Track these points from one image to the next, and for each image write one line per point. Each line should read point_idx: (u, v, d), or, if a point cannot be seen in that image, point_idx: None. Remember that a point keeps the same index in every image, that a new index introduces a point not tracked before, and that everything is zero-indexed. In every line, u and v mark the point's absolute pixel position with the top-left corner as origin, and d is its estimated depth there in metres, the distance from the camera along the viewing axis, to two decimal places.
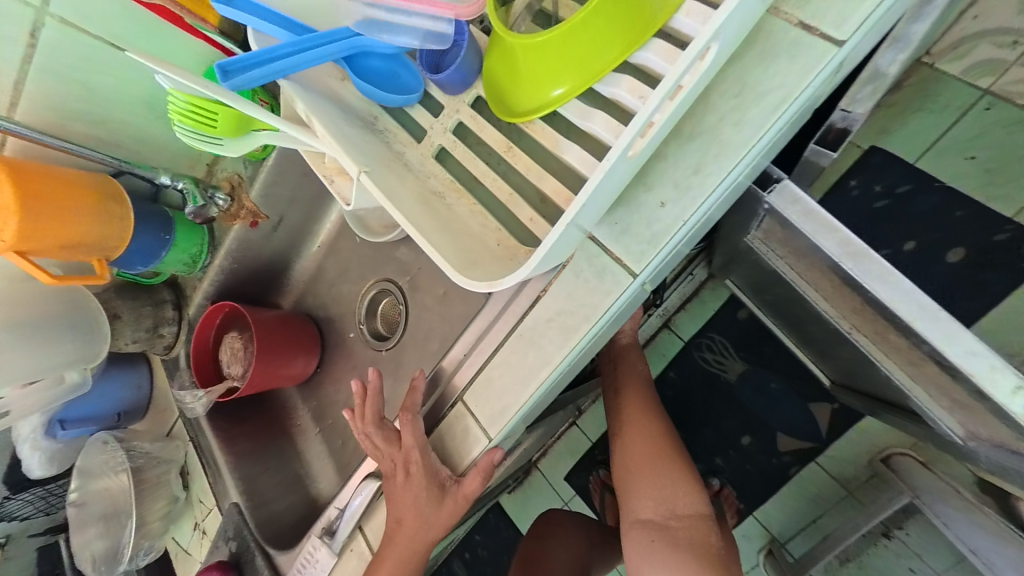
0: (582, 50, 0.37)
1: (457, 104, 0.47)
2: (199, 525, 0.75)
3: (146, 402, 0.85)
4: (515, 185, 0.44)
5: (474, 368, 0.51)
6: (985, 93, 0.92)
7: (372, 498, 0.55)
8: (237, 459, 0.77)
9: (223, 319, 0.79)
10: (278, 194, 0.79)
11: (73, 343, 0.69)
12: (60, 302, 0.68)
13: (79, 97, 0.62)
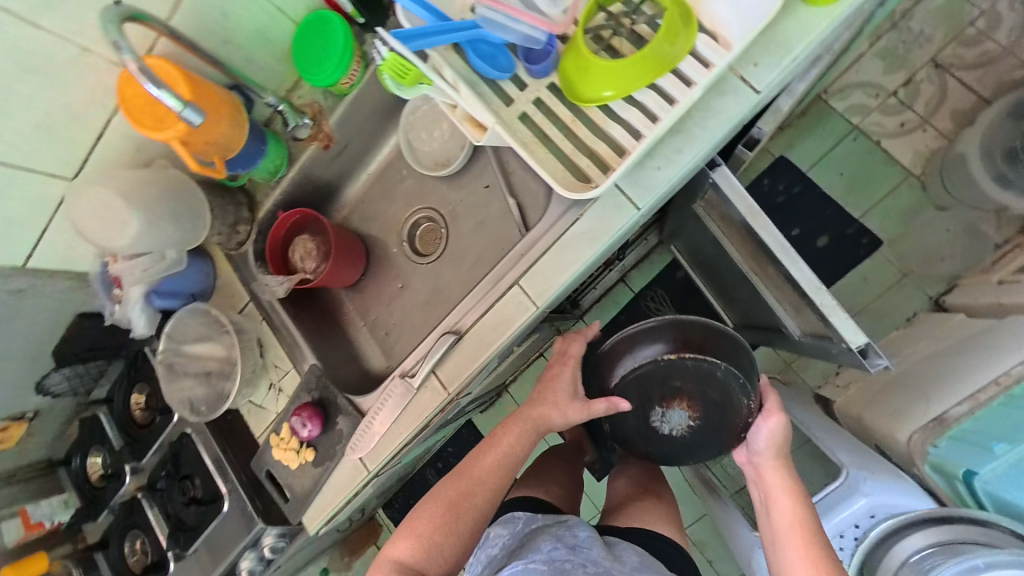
0: (627, 73, 0.64)
1: (538, 84, 0.74)
2: (275, 385, 0.92)
3: (210, 288, 0.99)
4: (573, 144, 0.71)
5: (527, 263, 0.78)
6: (854, 127, 1.34)
7: (445, 351, 0.79)
8: (306, 335, 0.94)
9: (297, 222, 0.98)
10: (349, 126, 0.97)
11: (180, 227, 0.87)
12: (170, 192, 0.85)
13: (218, 20, 0.78)
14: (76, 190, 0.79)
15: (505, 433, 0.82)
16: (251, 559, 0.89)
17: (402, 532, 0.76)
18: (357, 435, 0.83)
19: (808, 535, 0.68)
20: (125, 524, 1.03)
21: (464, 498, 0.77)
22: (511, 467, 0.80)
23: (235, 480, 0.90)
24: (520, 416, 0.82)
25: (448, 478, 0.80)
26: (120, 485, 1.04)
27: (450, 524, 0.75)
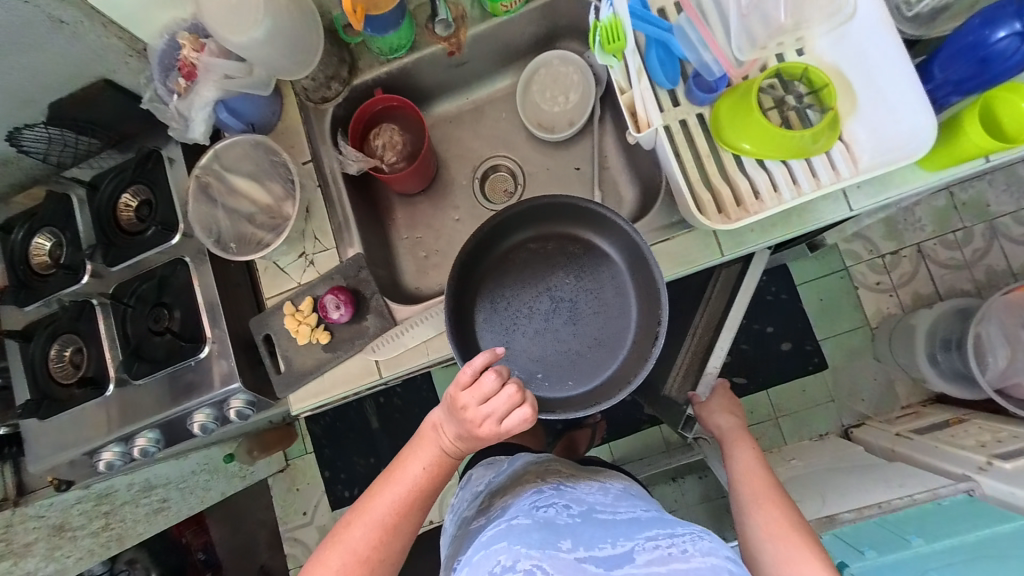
0: (776, 138, 0.65)
1: (690, 107, 0.72)
2: (308, 257, 0.87)
3: (272, 125, 0.88)
4: (705, 173, 0.71)
5: (609, 255, 0.82)
6: (850, 267, 1.53)
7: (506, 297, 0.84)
8: (359, 224, 0.90)
9: (391, 107, 0.90)
10: (484, 45, 0.92)
11: (289, 56, 0.77)
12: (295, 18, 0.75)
13: None
14: None
15: (414, 463, 0.75)
16: (206, 414, 0.88)
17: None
18: (382, 338, 0.83)
19: (777, 510, 0.81)
20: (66, 325, 0.94)
21: (378, 545, 0.71)
22: (421, 499, 0.75)
23: (226, 332, 0.87)
24: (427, 437, 0.76)
25: (353, 513, 0.73)
26: (74, 282, 0.93)
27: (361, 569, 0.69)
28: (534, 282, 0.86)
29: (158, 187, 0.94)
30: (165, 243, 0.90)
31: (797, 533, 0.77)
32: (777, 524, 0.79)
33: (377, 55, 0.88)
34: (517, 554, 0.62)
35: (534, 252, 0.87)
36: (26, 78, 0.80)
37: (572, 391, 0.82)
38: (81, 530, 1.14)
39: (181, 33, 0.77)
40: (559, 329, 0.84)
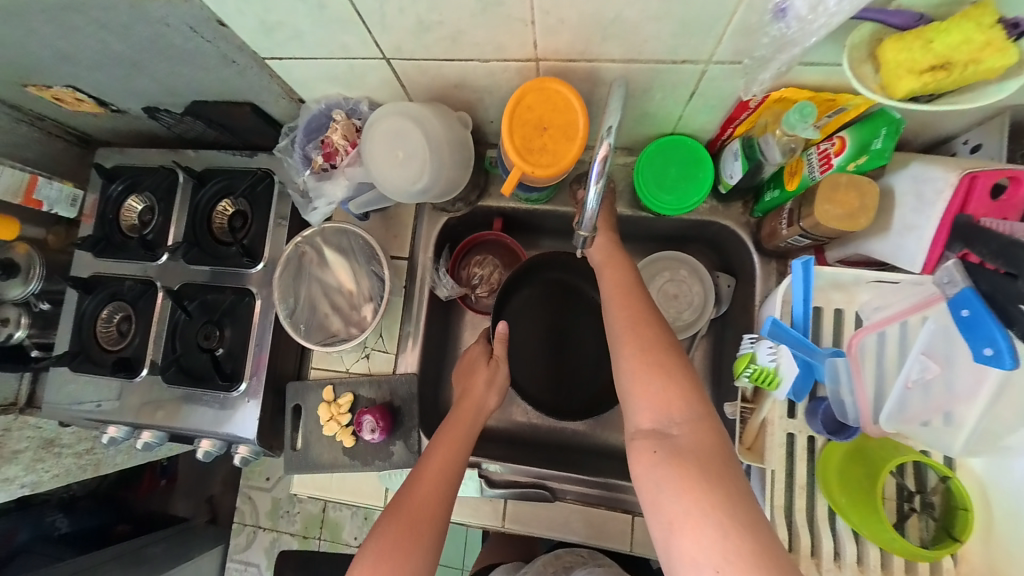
0: (881, 530, 0.59)
1: (803, 426, 0.67)
2: (365, 350, 0.85)
3: (388, 207, 0.85)
4: (787, 503, 0.66)
5: None
6: None
7: (536, 499, 0.78)
8: (424, 343, 0.85)
9: (503, 243, 0.86)
10: (622, 222, 0.84)
11: (433, 193, 0.66)
12: (452, 162, 0.64)
13: (654, 81, 0.61)
14: (388, 120, 0.62)
15: (437, 448, 0.68)
16: (213, 444, 0.89)
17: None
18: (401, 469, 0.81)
19: (643, 336, 0.58)
20: (127, 295, 0.96)
21: (405, 534, 0.59)
22: (452, 482, 0.66)
23: (262, 383, 0.86)
24: (455, 422, 0.72)
25: (384, 517, 0.61)
26: (150, 259, 0.95)
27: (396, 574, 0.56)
28: (541, 315, 0.87)
29: (256, 209, 0.92)
30: (244, 271, 0.89)
31: (666, 369, 0.55)
32: (638, 356, 0.57)
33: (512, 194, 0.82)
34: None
35: (541, 282, 0.87)
36: (179, 80, 0.79)
37: (564, 405, 0.85)
38: (67, 448, 1.17)
39: (336, 112, 0.74)
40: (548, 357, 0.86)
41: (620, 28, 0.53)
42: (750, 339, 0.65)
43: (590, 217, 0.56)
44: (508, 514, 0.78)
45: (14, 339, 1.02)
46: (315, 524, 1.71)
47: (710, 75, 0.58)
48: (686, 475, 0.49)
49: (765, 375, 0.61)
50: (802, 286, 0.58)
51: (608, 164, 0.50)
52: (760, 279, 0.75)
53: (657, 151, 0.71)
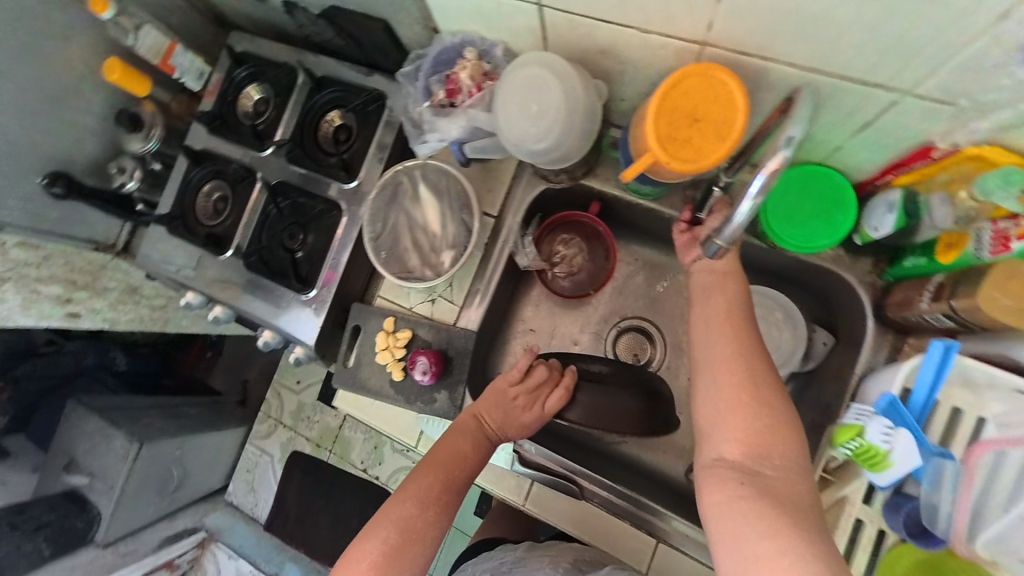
0: None
1: (874, 517, 0.60)
2: (433, 295, 0.84)
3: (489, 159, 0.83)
4: None
5: (680, 546, 0.73)
6: None
7: (564, 492, 0.77)
8: (489, 304, 0.84)
9: (593, 226, 0.83)
10: None
11: (545, 159, 0.63)
12: (576, 131, 0.61)
13: (833, 99, 0.54)
14: (529, 68, 0.59)
15: (450, 446, 0.70)
16: (273, 336, 0.94)
17: (356, 573, 0.60)
18: (440, 418, 0.80)
19: (735, 334, 0.62)
20: (230, 177, 1.01)
21: (419, 524, 0.64)
22: (469, 468, 0.70)
23: (331, 295, 0.89)
24: (464, 425, 0.72)
25: (380, 544, 0.61)
26: (259, 150, 1.00)
27: (412, 560, 0.62)
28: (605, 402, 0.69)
29: (363, 128, 0.95)
30: (339, 182, 0.92)
31: (753, 387, 0.57)
32: (726, 359, 0.60)
33: (620, 181, 0.78)
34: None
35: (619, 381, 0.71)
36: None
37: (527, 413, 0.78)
38: (146, 300, 1.28)
39: (469, 51, 0.74)
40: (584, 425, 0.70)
41: (825, 29, 0.46)
42: (856, 411, 0.59)
43: (733, 228, 0.55)
44: (530, 495, 0.78)
45: (127, 188, 1.11)
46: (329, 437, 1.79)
47: (900, 106, 0.51)
48: (738, 380, 0.58)
49: (871, 454, 0.54)
50: (935, 370, 0.53)
51: (773, 178, 0.47)
52: (867, 346, 0.68)
53: (798, 177, 0.65)
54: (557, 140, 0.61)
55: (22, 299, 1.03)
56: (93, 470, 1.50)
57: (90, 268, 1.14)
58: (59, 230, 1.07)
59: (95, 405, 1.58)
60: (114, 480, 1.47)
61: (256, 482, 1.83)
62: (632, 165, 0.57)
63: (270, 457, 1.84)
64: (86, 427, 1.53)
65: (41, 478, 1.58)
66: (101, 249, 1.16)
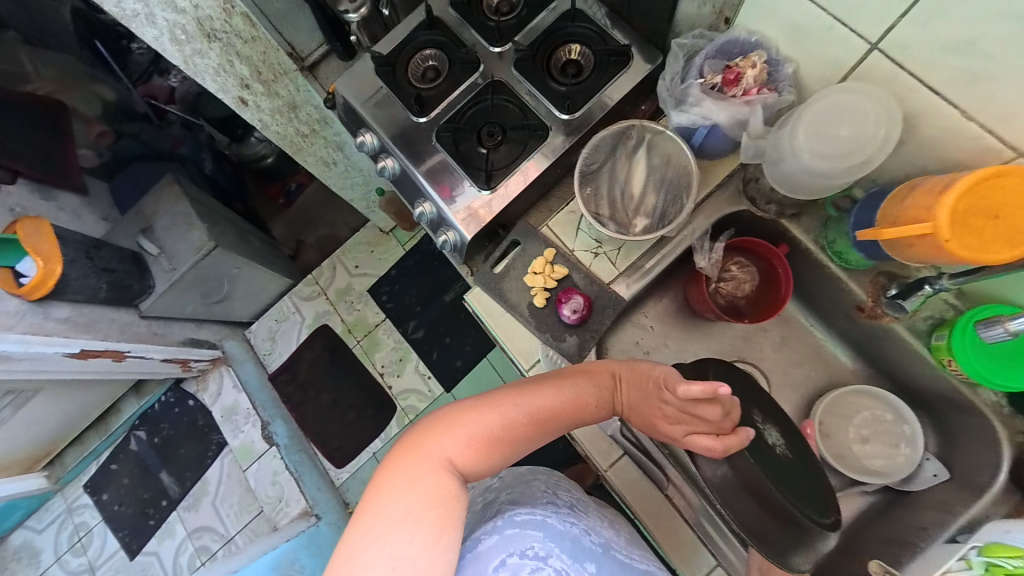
0: None
1: None
2: (598, 249, 0.87)
3: (707, 155, 0.83)
4: None
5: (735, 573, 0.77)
6: None
7: (651, 477, 0.79)
8: (644, 284, 0.86)
9: (771, 263, 0.81)
10: (891, 341, 0.80)
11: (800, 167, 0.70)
12: (853, 161, 0.67)
13: None
14: (862, 93, 0.65)
15: (577, 382, 0.75)
16: (428, 210, 0.97)
17: (462, 435, 0.67)
18: (564, 358, 0.84)
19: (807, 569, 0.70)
20: (455, 54, 1.00)
21: (522, 427, 0.71)
22: (579, 414, 0.75)
23: (503, 203, 0.91)
24: (600, 377, 0.76)
25: (491, 419, 0.69)
26: (490, 45, 1.00)
27: (502, 449, 0.69)
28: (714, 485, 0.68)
29: (595, 73, 0.95)
30: (555, 110, 0.93)
31: None
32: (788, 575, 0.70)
33: (823, 239, 0.80)
34: (552, 550, 0.71)
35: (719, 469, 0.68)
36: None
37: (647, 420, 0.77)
38: (298, 120, 1.31)
39: (762, 51, 0.74)
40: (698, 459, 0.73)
41: None
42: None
43: None
44: (616, 464, 0.81)
45: (347, 17, 1.09)
46: (362, 329, 2.01)
47: None
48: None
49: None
50: None
51: None
52: (991, 497, 0.70)
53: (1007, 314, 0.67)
54: (830, 158, 0.68)
55: (217, 64, 1.06)
56: (165, 246, 1.60)
57: (276, 69, 1.16)
58: (277, 23, 1.08)
59: (188, 192, 1.67)
60: (179, 264, 1.58)
61: (278, 334, 2.04)
62: (906, 227, 0.60)
63: (300, 319, 2.06)
64: (174, 208, 1.63)
65: (112, 230, 1.67)
66: (293, 56, 1.16)
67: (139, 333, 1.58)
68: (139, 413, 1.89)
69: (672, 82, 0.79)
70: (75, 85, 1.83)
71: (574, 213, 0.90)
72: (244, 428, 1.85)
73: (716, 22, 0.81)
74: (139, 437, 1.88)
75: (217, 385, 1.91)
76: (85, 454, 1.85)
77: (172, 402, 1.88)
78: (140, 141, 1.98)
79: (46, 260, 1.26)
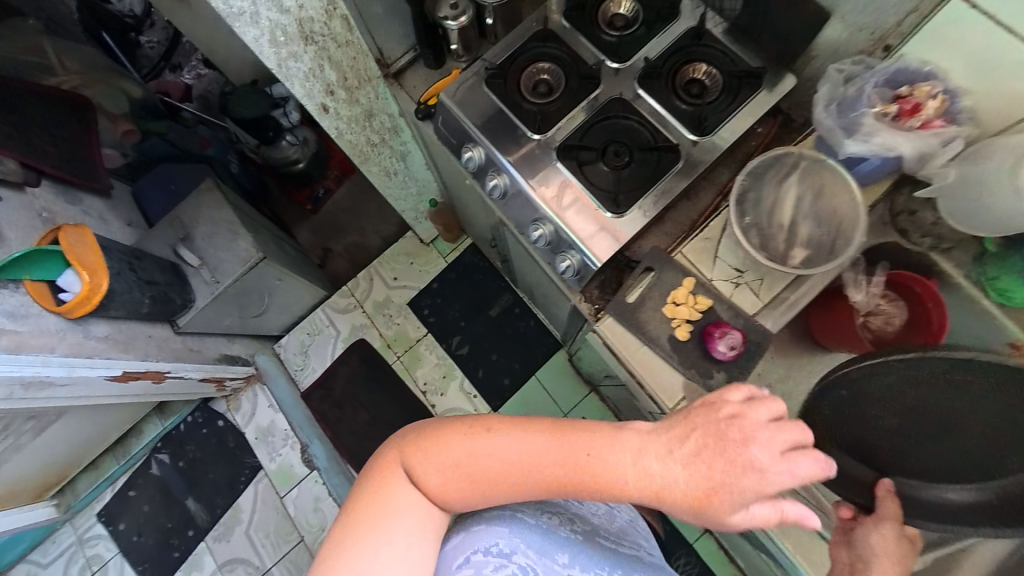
0: None
1: None
2: (740, 278, 0.82)
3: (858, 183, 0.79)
4: None
5: None
6: None
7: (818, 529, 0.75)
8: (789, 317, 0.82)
9: (924, 302, 0.78)
10: None
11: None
12: None
13: None
14: None
15: (604, 443, 0.58)
16: (547, 234, 0.91)
17: (441, 459, 0.59)
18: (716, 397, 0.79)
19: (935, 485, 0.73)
20: (572, 68, 0.95)
21: (524, 477, 0.59)
22: (609, 489, 0.57)
23: (635, 227, 0.86)
24: (625, 437, 0.58)
25: (488, 451, 0.59)
26: (609, 59, 0.94)
27: (478, 490, 0.59)
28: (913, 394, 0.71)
29: (724, 92, 0.91)
30: (687, 129, 0.88)
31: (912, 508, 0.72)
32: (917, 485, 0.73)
33: (976, 275, 0.79)
34: (518, 545, 0.62)
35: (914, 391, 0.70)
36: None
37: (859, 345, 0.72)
38: (371, 129, 1.24)
39: (935, 81, 0.71)
40: (923, 430, 0.73)
41: None
42: None
43: None
44: (776, 514, 0.77)
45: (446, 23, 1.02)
46: (404, 344, 1.92)
47: None
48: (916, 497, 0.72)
49: None
50: None
51: None
52: None
53: None
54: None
55: (308, 68, 0.97)
56: (207, 257, 1.49)
57: (361, 75, 1.08)
58: (371, 26, 1.01)
59: (230, 199, 1.56)
60: (224, 276, 1.47)
61: (312, 347, 1.92)
62: None
63: (336, 332, 1.94)
64: (216, 214, 1.51)
65: (144, 238, 1.55)
66: (379, 62, 1.10)
67: (177, 350, 1.45)
68: (162, 434, 1.77)
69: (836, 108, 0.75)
70: (100, 79, 1.69)
71: (709, 239, 0.85)
72: (281, 450, 1.75)
73: (871, 48, 0.79)
74: (162, 460, 1.75)
75: (251, 403, 1.80)
76: (101, 480, 1.71)
77: (200, 422, 1.76)
78: (167, 141, 1.85)
79: (93, 273, 1.13)
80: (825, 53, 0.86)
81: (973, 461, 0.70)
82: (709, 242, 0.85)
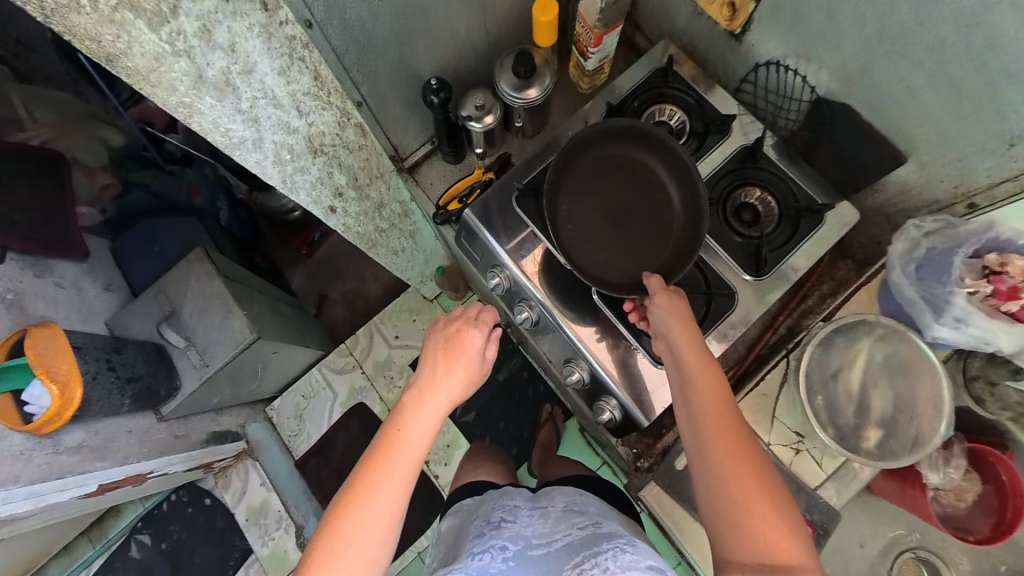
0: None
1: None
2: (801, 446, 0.75)
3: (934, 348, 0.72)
4: None
5: None
6: None
7: None
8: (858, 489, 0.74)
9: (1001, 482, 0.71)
10: None
11: None
12: None
13: None
14: None
15: (432, 414, 0.71)
16: (584, 376, 0.84)
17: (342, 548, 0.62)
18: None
19: (686, 326, 0.68)
20: None
21: (404, 470, 0.67)
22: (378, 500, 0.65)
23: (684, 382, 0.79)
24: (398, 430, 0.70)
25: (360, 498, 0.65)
26: None
27: (384, 513, 0.64)
28: (595, 205, 0.83)
29: (782, 223, 0.82)
30: (742, 269, 0.80)
31: (694, 339, 0.67)
32: (689, 339, 0.67)
33: None
34: None
35: (632, 245, 0.81)
36: (895, 91, 0.68)
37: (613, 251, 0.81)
38: (382, 217, 1.13)
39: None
40: (605, 226, 0.82)
41: None
42: None
43: None
44: None
45: (471, 123, 0.91)
46: None
47: None
48: (691, 336, 0.68)
49: None
50: None
51: None
52: None
53: None
54: None
55: (315, 177, 0.85)
56: (194, 336, 1.36)
57: (374, 172, 0.97)
58: (386, 127, 0.90)
59: (220, 269, 1.43)
60: (213, 359, 1.34)
61: (307, 411, 1.78)
62: None
63: (333, 395, 1.80)
64: (204, 288, 1.38)
65: (124, 311, 1.41)
66: (393, 158, 0.99)
67: (161, 441, 1.34)
68: (142, 514, 1.65)
69: (919, 284, 0.68)
70: (75, 128, 1.50)
71: (766, 396, 0.77)
72: (273, 535, 1.64)
73: (952, 200, 0.71)
74: (142, 542, 1.63)
75: (241, 480, 1.70)
76: (76, 566, 1.59)
77: (184, 502, 1.66)
78: (152, 192, 1.69)
79: (63, 385, 1.01)
80: (893, 190, 0.78)
81: (659, 232, 0.80)
82: (767, 400, 0.77)
